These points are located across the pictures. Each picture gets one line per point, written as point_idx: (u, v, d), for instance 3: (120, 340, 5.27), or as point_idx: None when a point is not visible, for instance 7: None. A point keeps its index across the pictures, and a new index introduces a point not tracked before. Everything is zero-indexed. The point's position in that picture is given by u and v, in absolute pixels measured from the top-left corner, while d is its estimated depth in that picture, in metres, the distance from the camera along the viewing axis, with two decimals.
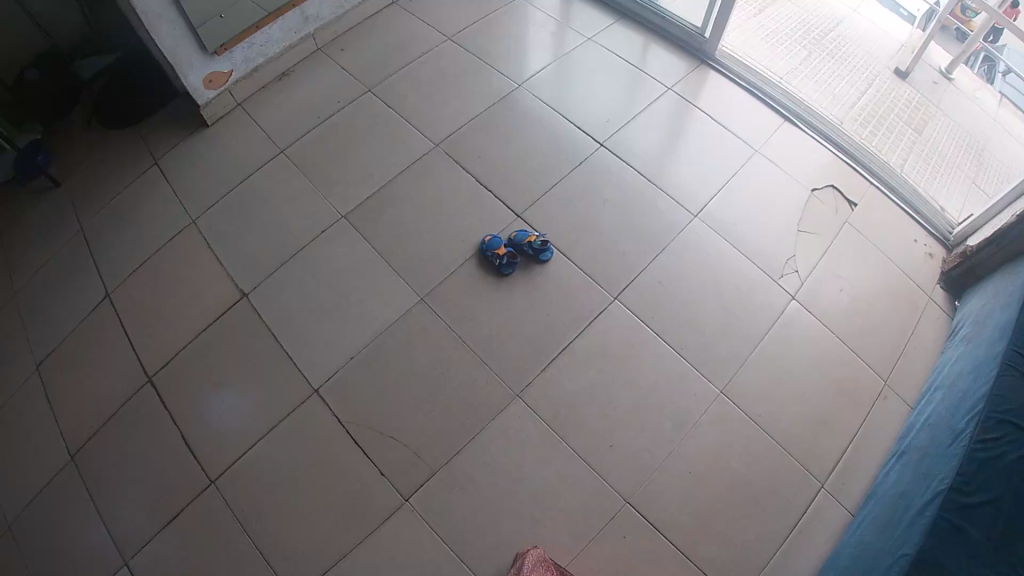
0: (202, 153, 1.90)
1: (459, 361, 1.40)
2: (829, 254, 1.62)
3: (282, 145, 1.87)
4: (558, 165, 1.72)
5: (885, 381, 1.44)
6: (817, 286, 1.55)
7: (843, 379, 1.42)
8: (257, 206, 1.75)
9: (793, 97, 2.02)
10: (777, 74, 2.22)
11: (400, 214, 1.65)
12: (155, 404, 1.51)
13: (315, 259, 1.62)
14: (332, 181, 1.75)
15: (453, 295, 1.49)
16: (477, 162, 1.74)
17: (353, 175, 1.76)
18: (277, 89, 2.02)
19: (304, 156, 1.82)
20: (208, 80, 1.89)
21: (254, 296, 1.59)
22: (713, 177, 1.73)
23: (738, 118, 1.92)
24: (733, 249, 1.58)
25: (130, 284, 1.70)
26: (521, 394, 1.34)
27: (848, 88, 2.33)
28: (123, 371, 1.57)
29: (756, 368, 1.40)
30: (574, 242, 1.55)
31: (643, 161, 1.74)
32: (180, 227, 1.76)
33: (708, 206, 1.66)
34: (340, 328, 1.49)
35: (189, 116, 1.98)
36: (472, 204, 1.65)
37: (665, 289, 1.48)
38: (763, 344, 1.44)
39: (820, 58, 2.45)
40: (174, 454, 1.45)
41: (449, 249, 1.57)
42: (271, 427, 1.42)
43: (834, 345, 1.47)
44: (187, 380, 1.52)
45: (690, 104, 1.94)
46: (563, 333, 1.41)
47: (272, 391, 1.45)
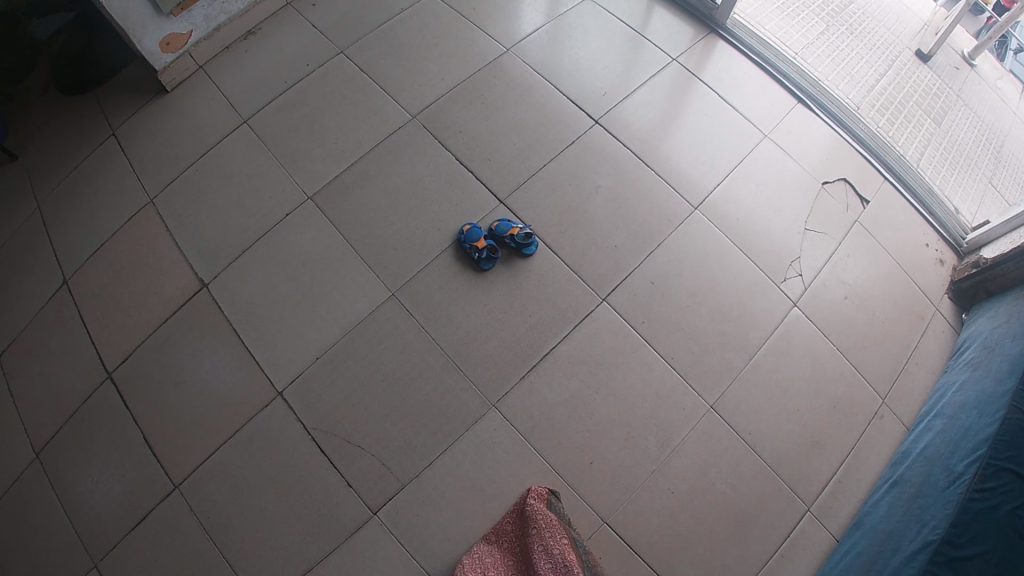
0: (158, 121, 1.67)
1: (431, 365, 1.26)
2: (838, 257, 1.50)
3: (245, 114, 1.63)
4: (549, 147, 1.53)
5: (882, 399, 1.38)
6: (821, 290, 1.45)
7: (840, 395, 1.35)
8: (215, 182, 1.54)
9: (808, 75, 1.84)
10: (793, 48, 2.01)
11: (370, 196, 1.45)
12: (117, 403, 1.39)
13: (277, 246, 1.42)
14: (297, 156, 1.54)
15: (428, 291, 1.33)
16: (459, 140, 1.54)
17: (320, 149, 1.54)
18: (243, 50, 1.75)
19: (269, 128, 1.59)
20: (166, 43, 1.65)
21: (213, 287, 1.41)
22: (718, 164, 1.57)
23: (748, 97, 1.74)
24: (737, 249, 1.44)
25: (85, 271, 1.53)
26: (499, 403, 1.23)
27: (867, 69, 2.14)
28: (79, 366, 1.44)
29: (751, 381, 1.31)
30: (562, 234, 1.39)
31: (641, 143, 1.56)
32: (136, 207, 1.56)
33: (710, 197, 1.50)
34: (303, 327, 1.33)
35: (147, 81, 1.73)
36: (452, 187, 1.46)
37: (661, 291, 1.35)
38: (760, 355, 1.34)
39: (838, 33, 2.23)
40: (135, 457, 1.35)
41: (423, 237, 1.39)
42: (233, 432, 1.29)
43: (836, 358, 1.38)
44: (145, 379, 1.38)
45: (693, 78, 1.74)
46: (547, 339, 1.27)
47: (231, 392, 1.31)
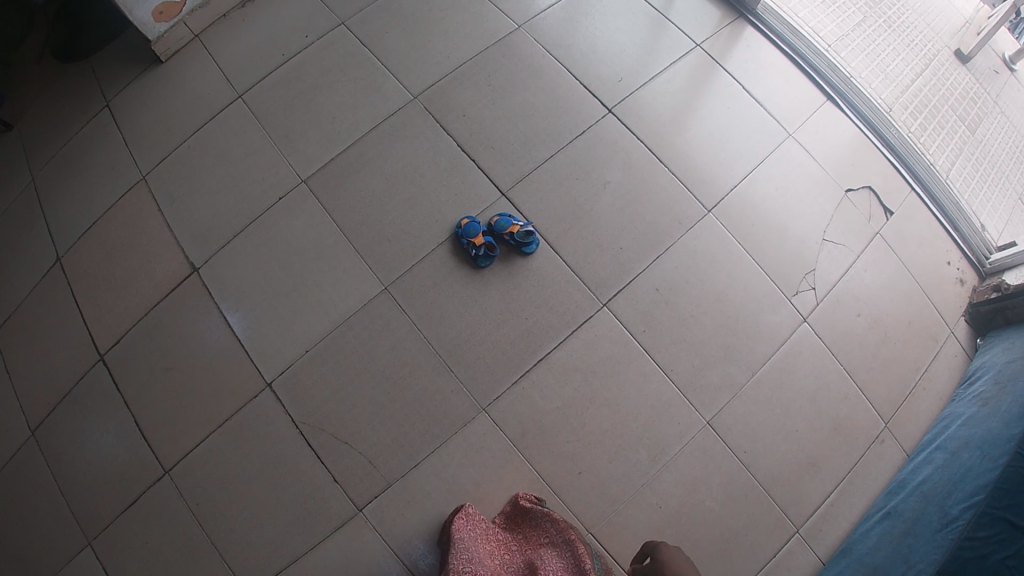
0: (150, 92, 1.58)
1: (422, 365, 1.20)
2: (853, 272, 1.44)
3: (239, 87, 1.52)
4: (557, 136, 1.43)
5: (885, 424, 1.42)
6: (832, 306, 1.40)
7: (842, 417, 1.39)
8: (207, 159, 1.45)
9: (840, 71, 1.71)
10: (827, 40, 1.86)
11: (365, 181, 1.36)
12: (110, 386, 1.37)
13: (269, 230, 1.34)
14: (292, 135, 1.44)
15: (421, 287, 1.25)
16: (462, 126, 1.43)
17: (316, 128, 1.44)
18: (239, 18, 1.62)
19: (263, 103, 1.49)
20: (159, 11, 1.53)
21: (204, 271, 1.34)
22: (737, 164, 1.46)
23: (776, 92, 1.62)
24: (751, 259, 1.36)
25: (77, 249, 1.49)
26: (489, 408, 1.18)
27: (902, 67, 1.99)
28: (75, 345, 1.43)
29: (750, 400, 1.29)
30: (566, 232, 1.30)
31: (656, 136, 1.45)
32: (127, 184, 1.49)
33: (726, 199, 1.41)
34: (292, 318, 1.26)
35: (139, 49, 1.63)
36: (452, 176, 1.37)
37: (665, 299, 1.27)
38: (763, 372, 1.31)
39: (875, 26, 2.07)
40: (128, 440, 1.34)
41: (418, 228, 1.31)
42: (222, 422, 1.26)
43: (839, 378, 1.39)
44: (137, 363, 1.35)
45: (717, 67, 1.62)
46: (542, 345, 1.21)
47: (219, 382, 1.27)
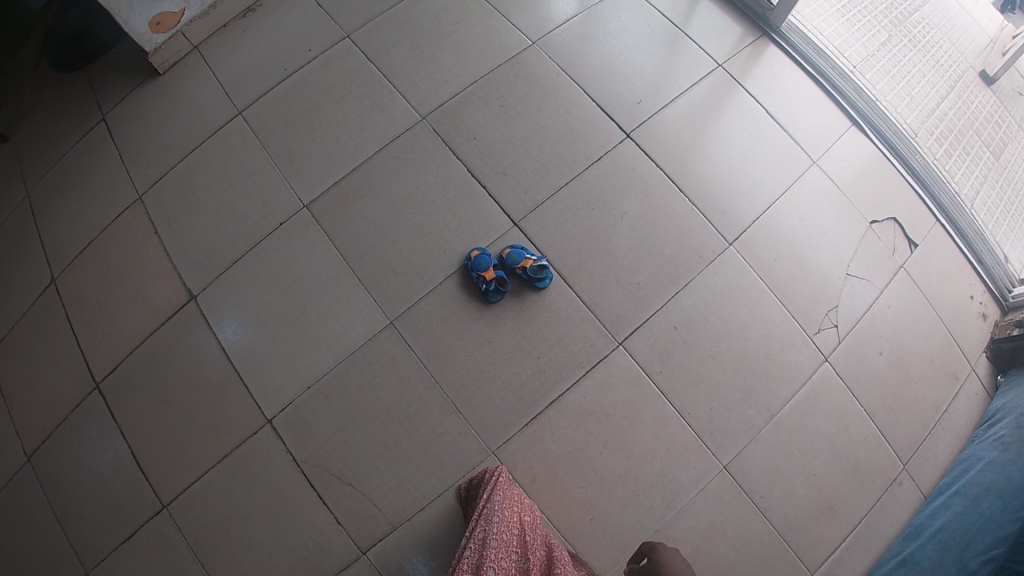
0: (149, 108, 1.53)
1: (428, 404, 1.15)
2: (875, 309, 1.41)
3: (239, 104, 1.47)
4: (572, 162, 1.37)
5: (904, 465, 1.41)
6: (854, 346, 1.38)
7: (860, 460, 1.37)
8: (206, 180, 1.40)
9: (866, 95, 1.65)
10: (851, 61, 1.80)
11: (371, 207, 1.31)
12: (105, 414, 1.33)
13: (269, 258, 1.28)
14: (294, 156, 1.39)
15: (429, 323, 1.20)
16: (472, 149, 1.38)
17: (319, 149, 1.39)
18: (240, 29, 1.56)
19: (264, 122, 1.43)
20: (156, 23, 1.49)
21: (202, 300, 1.29)
22: (761, 193, 1.42)
23: (801, 116, 1.56)
24: (774, 296, 1.33)
25: (73, 270, 1.45)
26: (499, 451, 1.13)
27: (927, 89, 1.93)
28: (71, 370, 1.39)
29: (768, 444, 1.27)
30: (581, 265, 1.24)
31: (678, 163, 1.40)
32: (125, 204, 1.45)
33: (750, 231, 1.36)
34: (293, 352, 1.21)
35: (138, 61, 1.58)
36: (462, 203, 1.31)
37: (683, 337, 1.23)
38: (783, 416, 1.29)
39: (900, 45, 2.01)
40: (123, 472, 1.30)
41: (427, 258, 1.25)
42: (220, 458, 1.22)
43: (861, 420, 1.38)
44: (134, 392, 1.32)
45: (742, 89, 1.56)
46: (555, 385, 1.16)
47: (219, 415, 1.23)
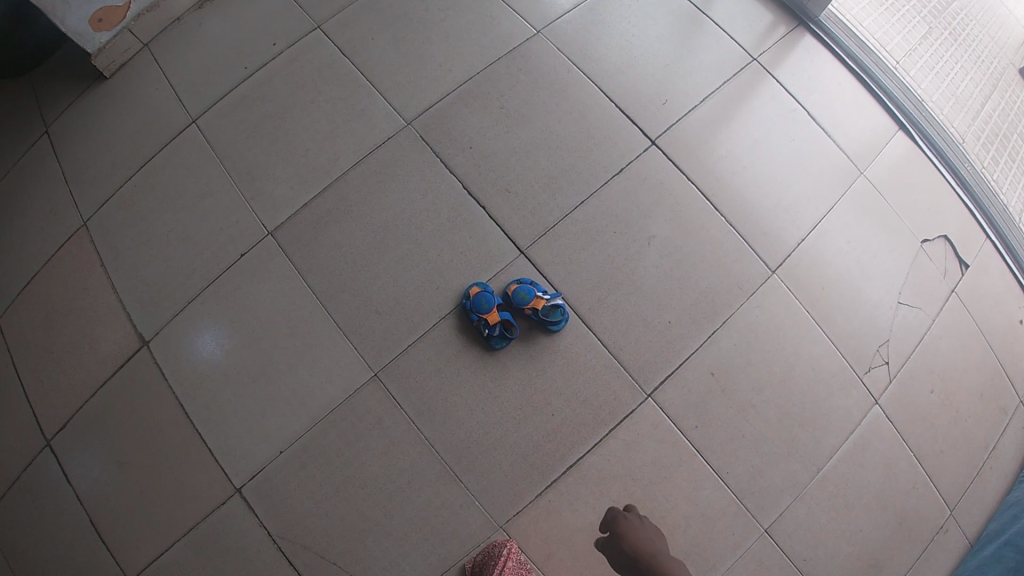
0: (96, 121, 1.39)
1: (424, 473, 0.98)
2: (927, 339, 1.39)
3: (193, 112, 1.34)
4: (586, 174, 1.18)
5: (951, 512, 1.34)
6: (908, 383, 1.35)
7: (908, 508, 1.30)
8: (161, 207, 1.29)
9: (909, 101, 1.56)
10: (894, 56, 1.64)
11: (351, 236, 1.13)
12: (56, 476, 1.17)
13: (227, 296, 1.16)
14: (256, 177, 1.25)
15: (421, 374, 1.02)
16: (467, 161, 1.17)
17: (286, 169, 1.24)
18: (193, 24, 1.41)
19: (220, 137, 1.30)
20: (98, 19, 1.33)
21: (155, 345, 1.18)
22: (804, 213, 1.39)
23: (843, 125, 1.49)
24: (820, 329, 1.30)
25: (19, 308, 1.29)
26: (508, 526, 0.97)
27: (973, 85, 1.78)
28: (18, 424, 1.23)
29: (810, 502, 1.19)
30: (600, 302, 1.07)
31: (718, 182, 1.31)
32: (70, 232, 1.31)
33: (794, 257, 1.33)
34: (261, 407, 1.07)
35: (81, 66, 1.44)
36: (456, 226, 1.11)
37: (720, 384, 1.12)
38: (829, 469, 1.23)
39: (944, 33, 1.83)
40: (79, 542, 1.14)
41: (418, 296, 1.07)
42: (186, 530, 1.06)
43: (911, 467, 1.32)
44: (86, 452, 1.16)
45: (785, 96, 1.47)
46: (573, 448, 1.00)
47: (182, 479, 1.08)
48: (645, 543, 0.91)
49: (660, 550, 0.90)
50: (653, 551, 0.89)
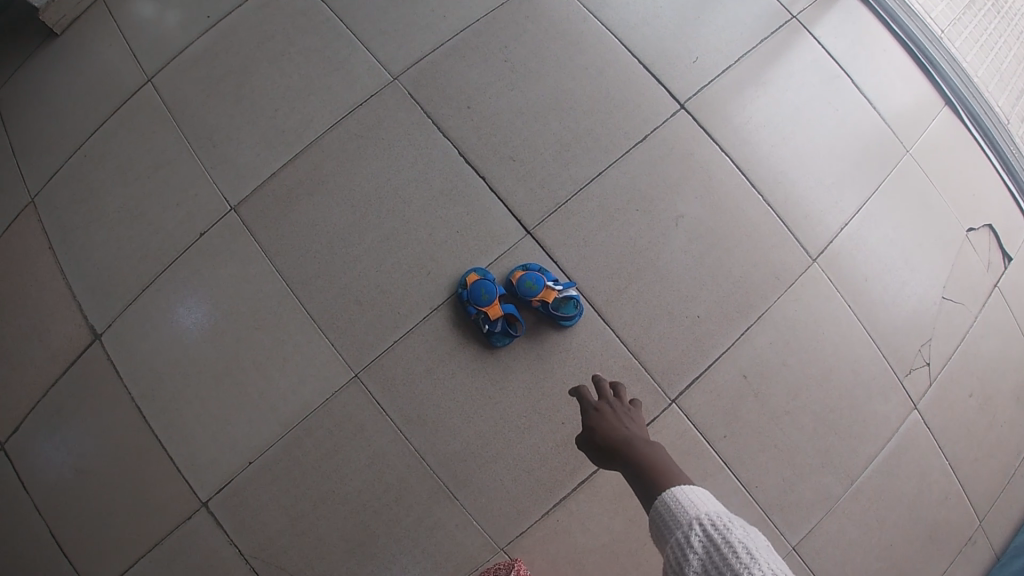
0: (46, 85, 1.22)
1: (414, 488, 0.86)
2: (970, 337, 1.25)
3: (146, 68, 1.14)
4: (604, 142, 1.01)
5: (980, 522, 1.24)
6: (948, 385, 1.22)
7: (940, 520, 1.20)
8: (113, 179, 1.11)
9: (960, 71, 1.40)
10: (938, 26, 1.49)
11: (328, 213, 0.96)
12: (7, 482, 1.05)
13: (185, 282, 1.00)
14: (218, 144, 1.07)
15: (409, 375, 0.89)
16: (465, 124, 0.99)
17: (253, 134, 1.05)
18: None
19: (177, 97, 1.11)
20: None
21: (108, 339, 1.03)
22: (846, 193, 1.22)
23: (891, 95, 1.31)
24: (859, 325, 1.16)
25: None
26: (510, 548, 0.85)
27: (1012, 64, 1.66)
28: None
29: (842, 515, 1.08)
30: (619, 294, 0.93)
31: (754, 155, 1.14)
32: (18, 210, 1.16)
33: (834, 244, 1.17)
34: (225, 410, 0.93)
35: (31, 24, 1.27)
36: (451, 203, 0.95)
37: (752, 388, 0.99)
38: (862, 480, 1.11)
39: (986, 8, 1.69)
40: (35, 555, 1.02)
41: (408, 285, 0.92)
42: (149, 547, 0.94)
43: (946, 476, 1.21)
44: (39, 457, 1.03)
45: (828, 59, 1.28)
46: (584, 462, 0.88)
47: (144, 490, 0.96)
48: (622, 432, 0.73)
49: (639, 437, 0.71)
50: (628, 439, 0.71)
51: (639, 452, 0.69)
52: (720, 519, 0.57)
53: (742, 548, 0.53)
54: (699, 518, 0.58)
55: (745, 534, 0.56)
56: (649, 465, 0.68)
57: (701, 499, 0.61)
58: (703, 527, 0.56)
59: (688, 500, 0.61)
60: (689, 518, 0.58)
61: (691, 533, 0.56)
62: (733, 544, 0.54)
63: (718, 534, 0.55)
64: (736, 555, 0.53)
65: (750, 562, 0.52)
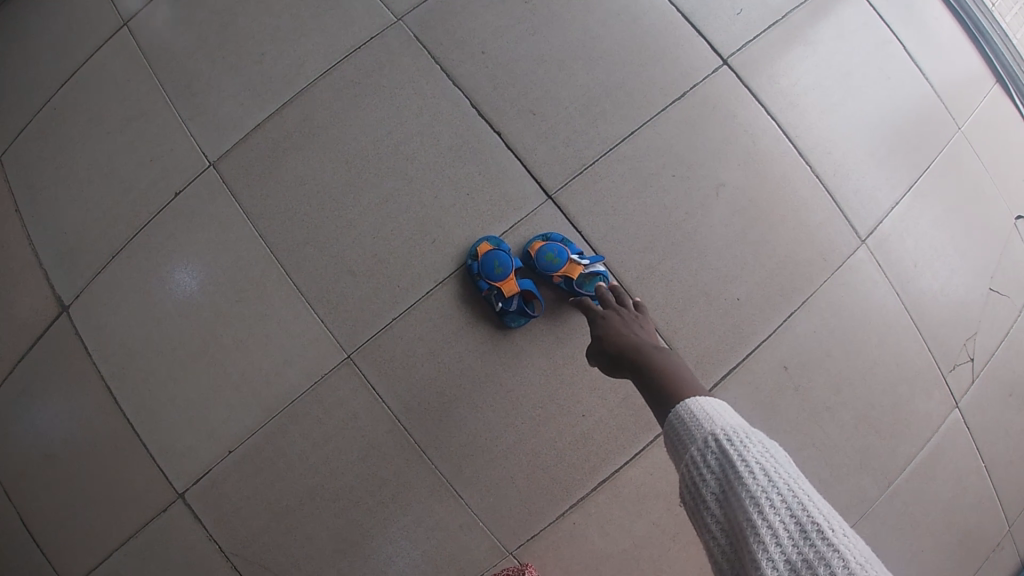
0: (11, 28, 1.09)
1: (414, 484, 0.77)
2: (1015, 332, 1.14)
3: (117, 5, 1.00)
4: (637, 98, 0.87)
5: (1011, 528, 1.15)
6: (990, 383, 1.11)
7: (972, 525, 1.11)
8: (81, 131, 0.98)
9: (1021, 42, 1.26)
10: None
11: (319, 172, 0.84)
12: None
13: (159, 248, 0.89)
14: (197, 92, 0.93)
15: (410, 358, 0.78)
16: (478, 72, 0.85)
17: (237, 81, 0.92)
18: None
19: (152, 38, 0.97)
20: None
21: (75, 311, 0.92)
22: (899, 169, 1.09)
23: (949, 63, 1.18)
24: (905, 315, 1.05)
25: None
26: (521, 552, 0.76)
27: None
28: None
29: (875, 520, 0.99)
30: (649, 273, 0.82)
31: (802, 121, 1.01)
32: None
33: (883, 225, 1.05)
34: (204, 393, 0.83)
35: None
36: (462, 163, 0.82)
37: (792, 381, 0.89)
38: (898, 482, 1.01)
39: None
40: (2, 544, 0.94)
41: (411, 255, 0.80)
42: (122, 540, 0.85)
43: (982, 479, 1.11)
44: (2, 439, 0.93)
45: (884, 18, 1.14)
46: (606, 460, 0.78)
47: (116, 478, 0.86)
48: (630, 338, 0.67)
49: (648, 341, 0.66)
50: (636, 343, 0.66)
51: (648, 356, 0.63)
52: (739, 436, 0.47)
53: (759, 470, 0.43)
54: (714, 434, 0.48)
55: (768, 455, 0.45)
56: (658, 368, 0.61)
57: (720, 412, 0.51)
58: (717, 443, 0.47)
59: (703, 413, 0.51)
60: (700, 433, 0.48)
61: (703, 449, 0.47)
62: (749, 464, 0.44)
63: (735, 453, 0.45)
64: (752, 477, 0.43)
65: (768, 487, 0.42)
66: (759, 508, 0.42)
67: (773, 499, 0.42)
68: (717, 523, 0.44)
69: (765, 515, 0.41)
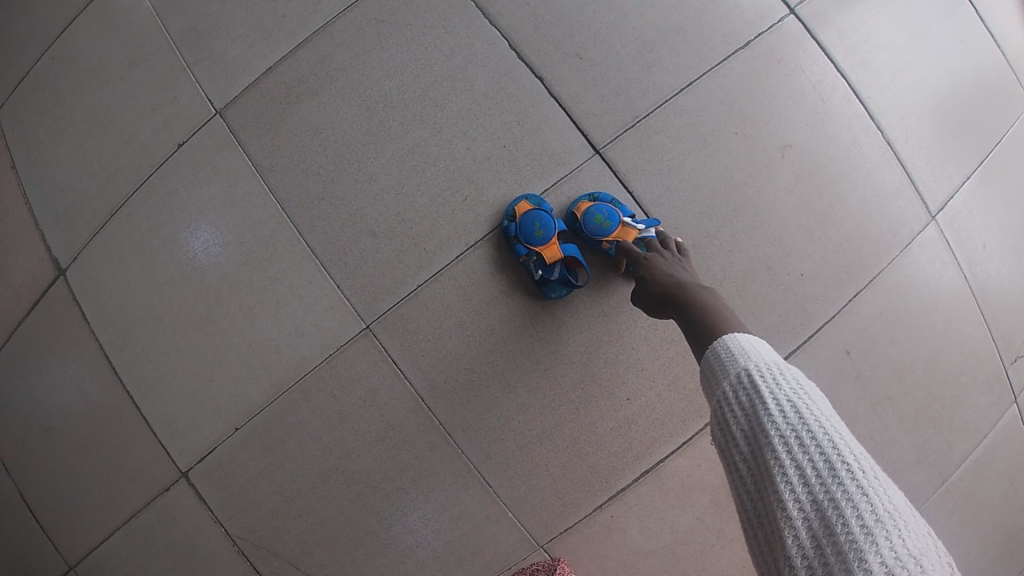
0: None
1: (438, 469, 0.70)
2: None
3: None
4: (697, 45, 0.77)
5: None
6: None
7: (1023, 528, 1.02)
8: (76, 77, 0.89)
9: None
10: None
11: (337, 121, 0.75)
12: None
13: (162, 206, 0.80)
14: (202, 34, 0.83)
15: (436, 330, 0.70)
16: (518, 10, 0.75)
17: (245, 20, 0.82)
18: None
19: None
20: None
21: (72, 274, 0.84)
22: (975, 140, 0.98)
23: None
24: (972, 300, 0.95)
25: None
26: (553, 546, 0.70)
27: None
28: None
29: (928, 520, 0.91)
30: (700, 244, 0.74)
31: (874, 81, 0.89)
32: None
33: (954, 201, 0.94)
34: (210, 364, 0.76)
35: None
36: (498, 113, 0.73)
37: (854, 368, 0.80)
38: (953, 480, 0.93)
39: None
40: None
41: (439, 216, 0.72)
42: (124, 519, 0.79)
43: None
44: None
45: None
46: (651, 448, 0.70)
47: (118, 454, 0.80)
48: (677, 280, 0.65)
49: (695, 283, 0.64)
50: (686, 286, 0.63)
51: (700, 298, 0.62)
52: (774, 373, 0.46)
53: (792, 405, 0.43)
54: (747, 369, 0.47)
55: (801, 393, 0.44)
56: (714, 310, 0.60)
57: (757, 350, 0.50)
58: (748, 376, 0.46)
59: (739, 350, 0.50)
60: (733, 366, 0.48)
61: (730, 381, 0.47)
62: (778, 398, 0.43)
63: (764, 386, 0.44)
64: (781, 410, 0.42)
65: (797, 422, 0.41)
66: (783, 439, 0.41)
67: (801, 434, 0.41)
68: (740, 453, 0.44)
69: (788, 446, 0.40)
